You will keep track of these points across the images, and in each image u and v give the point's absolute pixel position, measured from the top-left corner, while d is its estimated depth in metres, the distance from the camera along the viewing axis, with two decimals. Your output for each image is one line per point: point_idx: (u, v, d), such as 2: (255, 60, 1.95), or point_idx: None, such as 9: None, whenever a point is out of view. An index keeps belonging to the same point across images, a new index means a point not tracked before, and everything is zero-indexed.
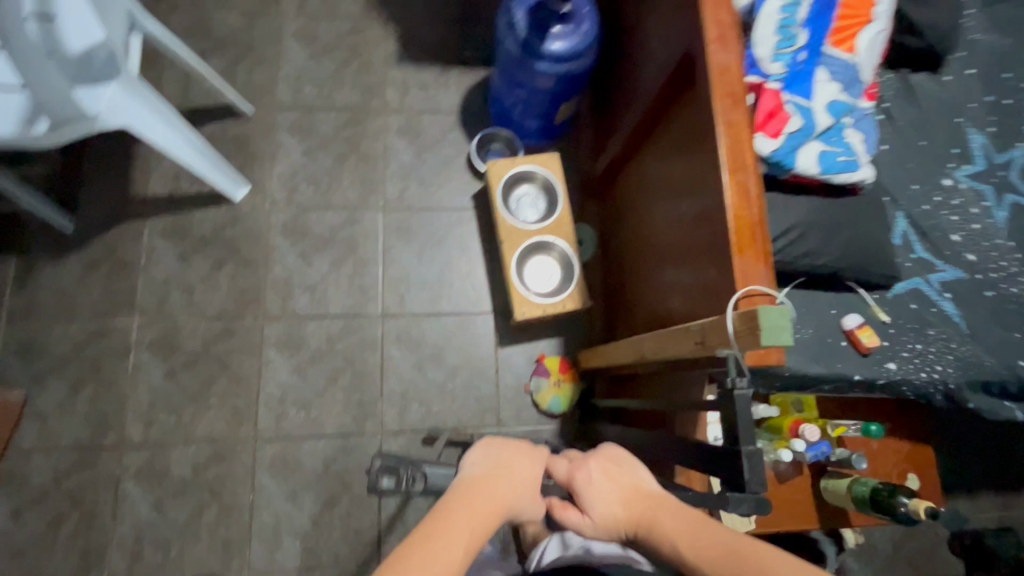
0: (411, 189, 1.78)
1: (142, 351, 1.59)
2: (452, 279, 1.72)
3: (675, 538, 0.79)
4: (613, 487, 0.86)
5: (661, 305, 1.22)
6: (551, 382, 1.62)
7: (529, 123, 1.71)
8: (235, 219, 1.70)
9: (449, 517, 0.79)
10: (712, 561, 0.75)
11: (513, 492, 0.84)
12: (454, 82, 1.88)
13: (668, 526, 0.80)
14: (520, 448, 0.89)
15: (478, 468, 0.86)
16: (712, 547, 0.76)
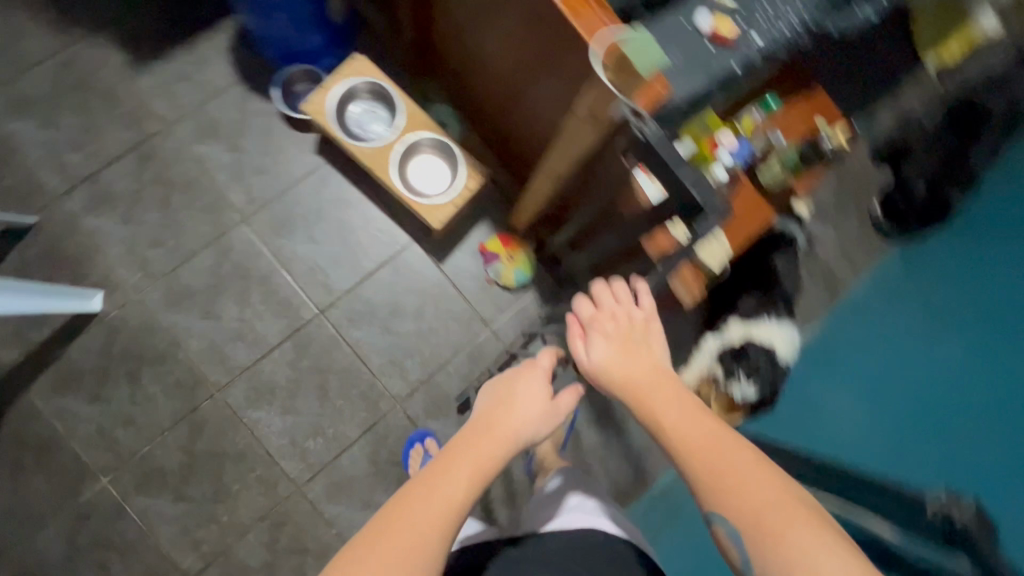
0: (255, 184, 1.60)
1: (135, 497, 1.47)
2: (357, 237, 1.62)
3: (689, 432, 0.71)
4: (619, 349, 0.86)
5: (544, 121, 1.17)
6: (504, 260, 1.61)
7: (313, 41, 1.51)
8: (114, 327, 1.51)
9: (467, 436, 0.88)
10: (712, 477, 0.66)
11: (523, 407, 0.94)
12: (211, 52, 1.61)
13: (680, 424, 0.73)
14: (521, 374, 1.00)
15: (489, 397, 0.98)
16: (719, 463, 0.67)
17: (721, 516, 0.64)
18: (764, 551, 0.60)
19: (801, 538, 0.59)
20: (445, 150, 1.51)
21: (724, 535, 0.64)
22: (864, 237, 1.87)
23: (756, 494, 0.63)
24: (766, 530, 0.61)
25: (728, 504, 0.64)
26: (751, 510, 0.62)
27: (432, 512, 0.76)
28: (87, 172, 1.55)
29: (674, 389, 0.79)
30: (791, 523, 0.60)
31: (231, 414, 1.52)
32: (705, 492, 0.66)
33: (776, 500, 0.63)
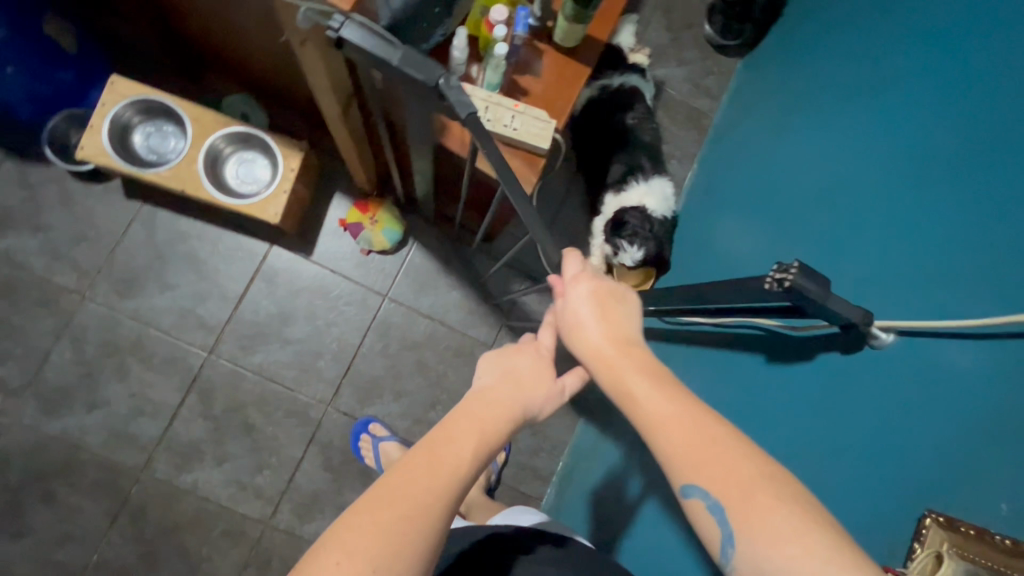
0: (81, 255, 1.46)
1: None
2: (213, 265, 1.51)
3: (664, 406, 0.64)
4: (608, 322, 0.75)
5: None
6: (369, 226, 1.52)
7: (60, 81, 1.34)
8: (1, 459, 1.39)
9: (463, 417, 0.68)
10: (686, 455, 0.60)
11: (531, 386, 0.74)
12: None
13: (654, 397, 0.65)
14: (527, 346, 0.80)
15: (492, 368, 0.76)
16: (696, 439, 0.60)
17: (698, 492, 0.58)
18: (748, 532, 0.54)
19: (788, 518, 0.53)
20: (252, 142, 1.41)
21: (702, 512, 0.57)
22: (708, 64, 1.86)
23: (739, 473, 0.57)
24: (751, 514, 0.54)
25: (709, 484, 0.57)
26: (733, 490, 0.56)
27: (410, 515, 0.57)
28: None
29: (649, 362, 0.70)
30: (774, 505, 0.54)
31: (167, 487, 1.45)
32: (678, 468, 0.60)
33: (762, 475, 0.56)
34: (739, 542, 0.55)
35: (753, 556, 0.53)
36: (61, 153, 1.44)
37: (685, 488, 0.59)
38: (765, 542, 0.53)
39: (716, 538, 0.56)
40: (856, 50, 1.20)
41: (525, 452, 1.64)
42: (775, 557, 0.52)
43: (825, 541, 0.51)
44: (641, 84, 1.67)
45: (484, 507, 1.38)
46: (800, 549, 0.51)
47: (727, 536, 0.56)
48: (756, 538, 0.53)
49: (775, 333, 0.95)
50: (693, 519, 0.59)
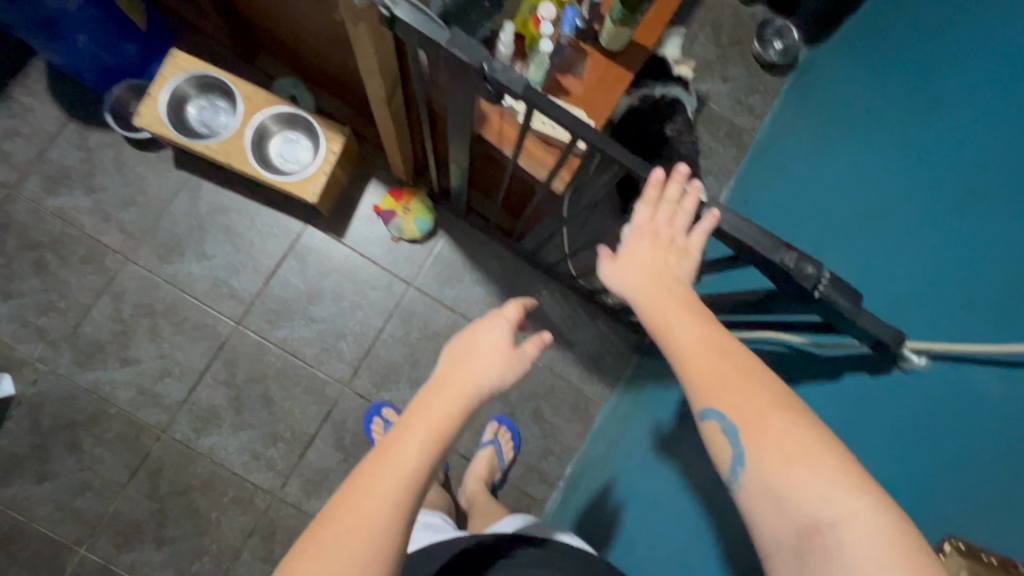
0: (128, 218, 1.53)
1: (118, 558, 1.44)
2: (249, 239, 1.57)
3: (690, 339, 0.66)
4: (650, 267, 0.74)
5: None
6: (401, 214, 1.56)
7: (126, 53, 1.41)
8: (35, 404, 1.45)
9: (417, 413, 0.70)
10: (711, 383, 0.62)
11: (482, 371, 0.74)
12: (30, 102, 1.51)
13: (683, 332, 0.67)
14: (481, 324, 0.79)
15: (449, 358, 0.77)
16: (720, 370, 0.63)
17: (718, 415, 0.61)
18: (760, 454, 0.58)
19: (796, 443, 0.57)
20: (300, 123, 1.46)
21: (718, 434, 0.61)
22: (753, 80, 1.84)
23: (761, 400, 0.60)
24: (765, 437, 0.58)
25: (730, 409, 0.60)
26: (751, 415, 0.59)
27: (364, 537, 0.60)
28: None
29: (684, 299, 0.71)
30: (786, 428, 0.57)
31: (185, 449, 1.49)
32: (699, 395, 0.63)
33: (778, 404, 0.59)
34: (749, 461, 0.59)
35: (762, 473, 0.58)
36: (120, 122, 1.52)
37: (704, 412, 0.62)
38: (773, 462, 0.57)
39: (728, 458, 0.60)
40: (926, 55, 1.13)
41: (533, 453, 1.63)
42: (781, 474, 0.56)
43: (831, 464, 0.55)
44: (682, 96, 1.68)
45: (488, 502, 1.38)
46: (805, 470, 0.55)
47: (738, 455, 0.59)
48: (765, 461, 0.57)
49: (798, 351, 0.93)
50: (707, 439, 0.62)
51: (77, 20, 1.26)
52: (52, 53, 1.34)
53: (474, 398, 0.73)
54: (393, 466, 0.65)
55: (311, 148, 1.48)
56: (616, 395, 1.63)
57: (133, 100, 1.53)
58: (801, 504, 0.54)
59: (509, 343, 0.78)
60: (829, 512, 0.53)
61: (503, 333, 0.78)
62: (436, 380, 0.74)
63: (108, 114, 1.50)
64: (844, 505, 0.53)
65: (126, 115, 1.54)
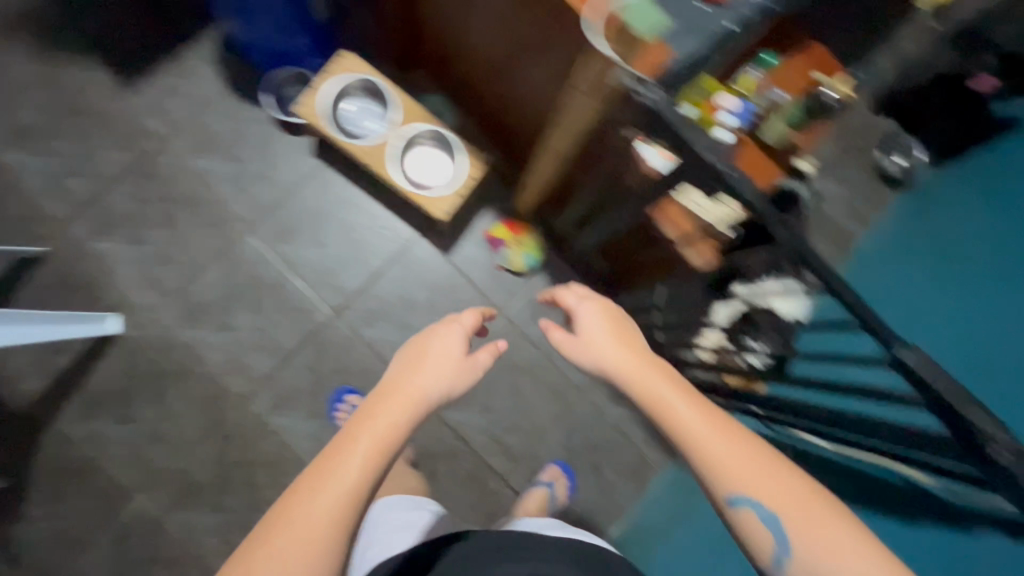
0: (258, 193, 1.60)
1: (173, 512, 1.48)
2: (363, 236, 1.62)
3: (694, 422, 0.71)
4: (624, 350, 0.80)
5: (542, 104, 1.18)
6: (511, 246, 1.62)
7: (299, 42, 1.49)
8: (133, 348, 1.51)
9: (357, 428, 0.72)
10: (732, 474, 0.67)
11: (433, 383, 0.77)
12: (197, 65, 1.59)
13: (683, 413, 0.72)
14: (437, 329, 0.83)
15: (395, 367, 0.79)
16: (736, 458, 0.68)
17: (749, 503, 0.66)
18: (801, 537, 0.64)
19: (827, 521, 0.64)
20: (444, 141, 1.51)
21: (754, 521, 0.65)
22: (870, 190, 1.85)
23: (785, 485, 0.66)
24: (798, 520, 0.64)
25: (761, 495, 0.66)
26: (781, 498, 0.66)
27: (306, 554, 0.64)
28: (83, 196, 1.53)
29: (668, 378, 0.77)
30: (826, 515, 0.65)
31: (259, 422, 1.53)
32: (724, 484, 0.68)
33: (792, 486, 0.66)
34: (792, 548, 0.64)
35: (804, 553, 0.63)
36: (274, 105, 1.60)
37: (733, 501, 0.67)
38: (815, 548, 0.63)
39: (770, 546, 0.65)
40: None
41: (582, 506, 1.64)
42: (825, 557, 0.62)
43: (858, 538, 0.63)
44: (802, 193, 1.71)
45: None
46: (840, 551, 0.62)
47: (782, 543, 0.64)
48: (812, 549, 0.63)
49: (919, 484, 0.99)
50: (739, 527, 0.67)
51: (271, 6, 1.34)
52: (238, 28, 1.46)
53: (422, 409, 0.77)
54: (339, 479, 0.68)
55: (447, 166, 1.50)
56: (675, 468, 1.64)
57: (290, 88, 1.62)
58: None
59: (460, 353, 0.81)
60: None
61: (450, 346, 0.81)
62: (386, 389, 0.76)
63: (266, 96, 1.60)
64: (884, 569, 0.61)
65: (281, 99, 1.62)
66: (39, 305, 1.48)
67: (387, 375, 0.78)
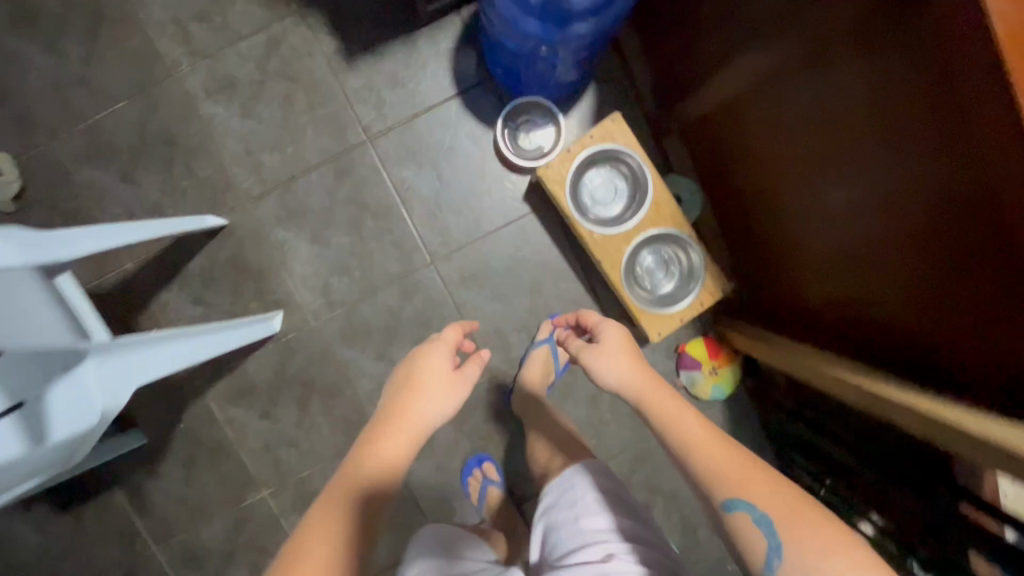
0: (452, 224, 1.41)
1: (290, 515, 1.49)
2: (549, 305, 1.44)
3: (695, 435, 0.88)
4: (628, 365, 1.04)
5: (866, 317, 0.91)
6: (705, 372, 1.42)
7: (568, 78, 1.26)
8: (289, 350, 1.43)
9: (374, 437, 0.86)
10: (733, 484, 0.80)
11: (433, 407, 0.92)
12: (430, 60, 1.36)
13: (690, 427, 0.89)
14: (428, 350, 0.98)
15: (393, 395, 0.94)
16: (738, 473, 0.82)
17: (749, 509, 0.77)
18: (800, 544, 0.73)
19: (836, 539, 0.72)
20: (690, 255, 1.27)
21: (750, 524, 0.77)
22: None
23: (789, 503, 0.77)
24: (796, 534, 0.73)
25: (757, 502, 0.78)
26: (785, 512, 0.76)
27: (336, 542, 0.73)
28: (276, 175, 1.38)
29: (670, 397, 0.96)
30: (843, 549, 0.71)
31: None
32: (726, 495, 0.80)
33: (795, 502, 0.77)
34: (785, 549, 0.73)
35: (808, 560, 0.72)
36: (504, 135, 1.36)
37: (730, 506, 0.79)
38: (812, 556, 0.72)
39: (766, 550, 0.75)
40: None
41: None
42: (823, 562, 0.70)
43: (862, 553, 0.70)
44: None
45: None
46: (832, 555, 0.71)
47: (776, 547, 0.74)
48: (810, 563, 0.71)
49: None
50: (744, 539, 0.77)
51: (570, 53, 1.12)
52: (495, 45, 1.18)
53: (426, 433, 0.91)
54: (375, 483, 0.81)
55: (677, 280, 1.29)
56: None
57: (528, 119, 1.38)
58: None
59: (451, 364, 0.98)
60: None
61: (445, 357, 0.98)
62: (394, 411, 0.90)
63: (500, 122, 1.35)
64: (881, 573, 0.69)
65: (513, 129, 1.38)
66: (209, 279, 1.40)
67: (389, 402, 0.93)
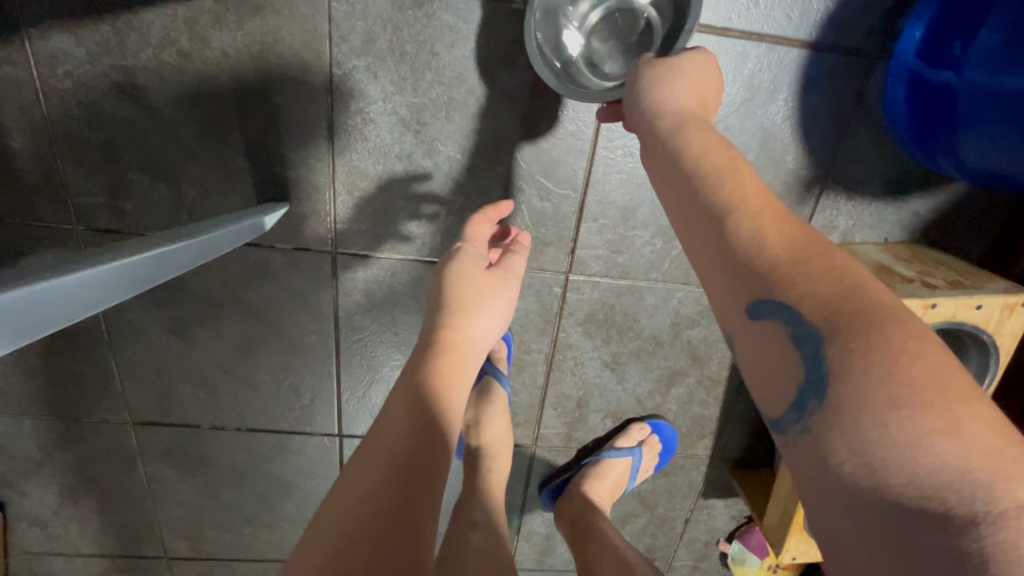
0: (632, 244, 0.82)
1: (155, 461, 0.97)
2: (662, 406, 0.97)
3: (728, 187, 0.42)
4: (681, 91, 0.51)
5: None
6: (762, 564, 1.09)
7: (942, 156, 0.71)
8: (267, 264, 0.81)
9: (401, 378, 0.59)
10: (763, 256, 0.38)
11: (484, 330, 0.65)
12: None
13: (752, 201, 0.41)
14: (476, 241, 0.70)
15: (433, 308, 0.66)
16: (771, 238, 0.39)
17: (783, 315, 0.36)
18: (865, 388, 0.31)
19: (931, 401, 0.30)
20: None
21: (777, 334, 0.36)
22: None
23: (850, 284, 0.36)
24: (854, 387, 0.32)
25: (804, 299, 0.36)
26: (851, 312, 0.34)
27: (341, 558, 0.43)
28: None
29: (705, 125, 0.48)
30: (943, 418, 0.30)
31: (334, 462, 1.00)
32: (742, 279, 0.39)
33: (856, 281, 0.36)
34: (834, 390, 0.33)
35: (865, 431, 0.31)
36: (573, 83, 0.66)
37: (754, 307, 0.38)
38: (866, 415, 0.31)
39: (793, 383, 0.35)
40: None
41: None
42: (899, 435, 0.30)
43: (977, 434, 0.29)
44: None
45: None
46: (922, 432, 0.29)
47: (816, 383, 0.34)
48: (853, 425, 0.31)
49: None
50: (758, 352, 0.38)
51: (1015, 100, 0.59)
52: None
53: (476, 361, 0.64)
54: (434, 418, 0.54)
55: None
56: None
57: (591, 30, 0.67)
58: (910, 467, 0.29)
59: (483, 269, 0.68)
60: (963, 495, 0.28)
61: (475, 251, 0.70)
62: (434, 342, 0.62)
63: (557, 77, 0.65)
64: (994, 493, 0.28)
65: (573, 53, 0.68)
66: (178, 74, 0.68)
67: (425, 327, 0.65)
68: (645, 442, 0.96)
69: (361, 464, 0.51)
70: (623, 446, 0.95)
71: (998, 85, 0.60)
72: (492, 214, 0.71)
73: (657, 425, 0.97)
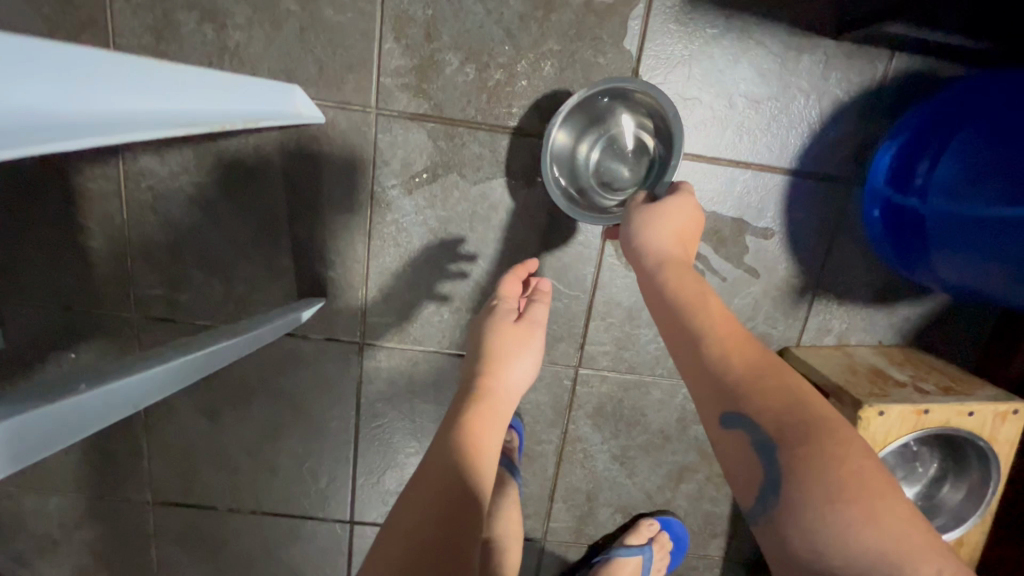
0: (638, 341, 0.88)
1: (169, 543, 0.98)
2: (671, 502, 0.97)
3: (700, 317, 0.50)
4: (663, 227, 0.60)
5: None
6: None
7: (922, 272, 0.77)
8: (299, 352, 0.88)
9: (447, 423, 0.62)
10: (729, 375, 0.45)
11: (521, 378, 0.68)
12: (786, 98, 0.78)
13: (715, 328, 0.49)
14: (507, 296, 0.74)
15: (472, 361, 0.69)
16: (734, 361, 0.46)
17: (748, 426, 0.42)
18: (809, 483, 0.38)
19: (858, 493, 0.37)
20: None
21: (743, 443, 0.42)
22: None
23: (796, 398, 0.43)
24: (801, 482, 0.38)
25: (761, 412, 0.42)
26: (796, 424, 0.41)
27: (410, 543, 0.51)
28: (448, 105, 0.77)
29: (682, 263, 0.58)
30: (869, 508, 0.36)
31: (343, 551, 1.00)
32: (713, 394, 0.45)
33: (801, 397, 0.43)
34: (790, 487, 0.39)
35: (811, 519, 0.37)
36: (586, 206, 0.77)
37: (725, 418, 0.43)
38: (813, 504, 0.37)
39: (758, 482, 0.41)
40: None
41: None
42: (833, 525, 0.36)
43: (893, 523, 0.36)
44: None
45: None
46: (851, 522, 0.36)
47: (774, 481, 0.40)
48: (804, 514, 0.37)
49: None
50: (725, 456, 0.44)
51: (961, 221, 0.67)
52: (911, 122, 0.75)
53: (511, 407, 0.67)
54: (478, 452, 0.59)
55: None
56: None
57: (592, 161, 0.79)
58: (845, 551, 0.35)
59: (513, 321, 0.71)
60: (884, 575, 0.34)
61: (508, 305, 0.73)
62: (473, 389, 0.65)
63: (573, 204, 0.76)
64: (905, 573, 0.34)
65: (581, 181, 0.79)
66: (242, 189, 0.80)
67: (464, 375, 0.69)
68: (655, 538, 0.94)
69: (418, 486, 0.55)
70: (633, 542, 0.94)
71: (953, 212, 0.68)
72: (523, 271, 0.75)
73: (667, 521, 0.96)
